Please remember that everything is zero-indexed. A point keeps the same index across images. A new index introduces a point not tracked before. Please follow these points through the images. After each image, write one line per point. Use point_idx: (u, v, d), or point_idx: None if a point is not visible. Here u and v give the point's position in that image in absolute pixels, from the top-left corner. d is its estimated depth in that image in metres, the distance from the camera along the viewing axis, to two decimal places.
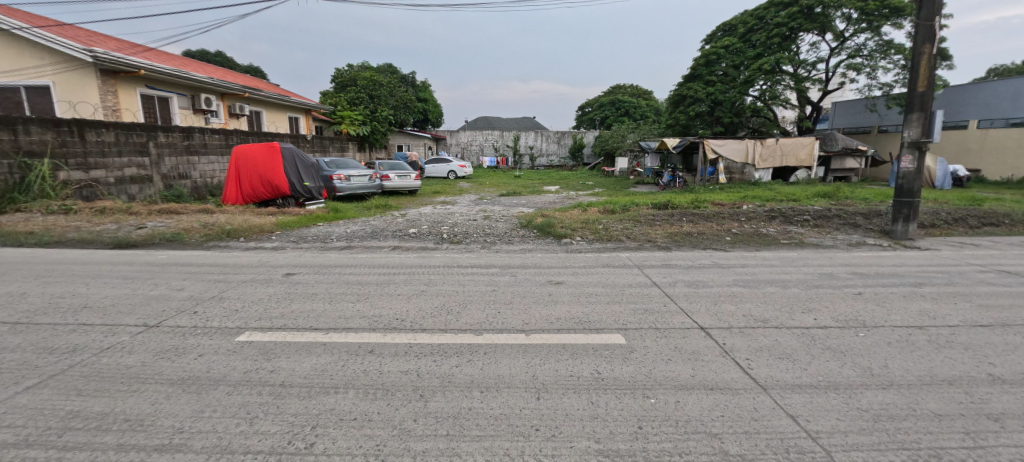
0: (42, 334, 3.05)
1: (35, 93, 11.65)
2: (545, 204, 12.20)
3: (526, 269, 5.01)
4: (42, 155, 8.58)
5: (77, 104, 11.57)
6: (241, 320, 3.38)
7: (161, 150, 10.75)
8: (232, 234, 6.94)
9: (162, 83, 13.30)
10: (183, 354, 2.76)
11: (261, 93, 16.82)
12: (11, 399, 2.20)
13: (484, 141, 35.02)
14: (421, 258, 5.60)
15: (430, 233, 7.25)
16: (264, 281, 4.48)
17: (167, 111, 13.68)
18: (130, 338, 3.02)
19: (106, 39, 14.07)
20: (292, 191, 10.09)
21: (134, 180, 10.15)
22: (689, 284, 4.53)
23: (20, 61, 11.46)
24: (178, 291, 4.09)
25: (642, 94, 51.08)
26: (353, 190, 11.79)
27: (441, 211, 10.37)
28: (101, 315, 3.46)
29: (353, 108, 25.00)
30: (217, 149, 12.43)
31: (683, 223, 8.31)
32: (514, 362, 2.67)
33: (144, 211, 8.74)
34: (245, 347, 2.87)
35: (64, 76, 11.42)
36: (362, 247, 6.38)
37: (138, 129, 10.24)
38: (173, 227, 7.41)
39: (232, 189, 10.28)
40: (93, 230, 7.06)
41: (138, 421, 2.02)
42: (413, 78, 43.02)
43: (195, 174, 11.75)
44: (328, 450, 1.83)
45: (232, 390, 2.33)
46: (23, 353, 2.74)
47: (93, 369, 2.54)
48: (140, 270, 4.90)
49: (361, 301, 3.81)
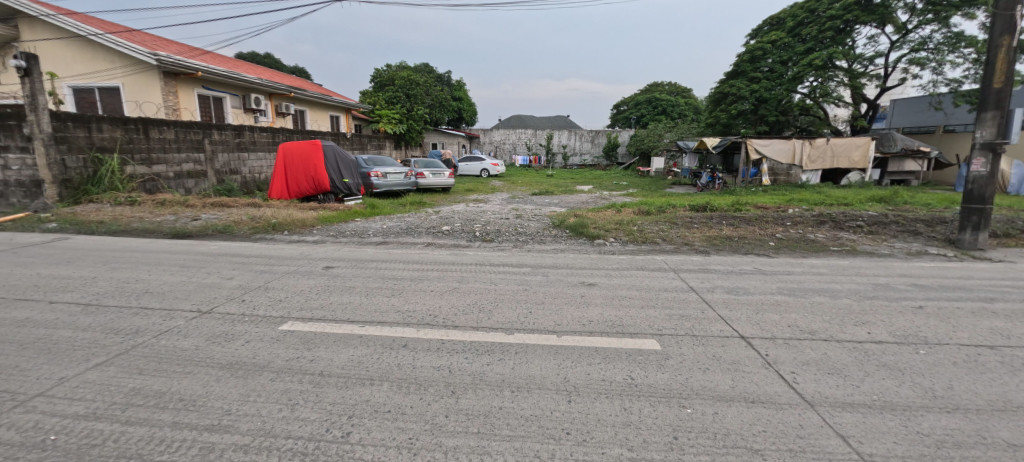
0: (111, 316, 3.32)
1: (107, 94, 12.69)
2: (577, 204, 12.03)
3: (558, 269, 4.96)
4: (112, 150, 9.31)
5: (142, 104, 12.54)
6: (285, 309, 3.54)
7: (214, 147, 11.48)
8: (277, 227, 7.29)
9: (217, 84, 14.19)
10: (233, 340, 2.93)
11: (305, 92, 17.59)
12: (82, 375, 2.41)
13: (518, 139, 35.08)
14: (454, 255, 5.66)
15: (464, 231, 7.32)
16: (305, 273, 4.68)
17: (221, 110, 14.57)
18: (185, 323, 3.22)
19: (169, 44, 15.16)
20: (332, 188, 10.52)
21: (190, 175, 10.90)
22: (729, 290, 4.34)
23: (94, 64, 12.50)
24: (228, 280, 4.34)
25: (681, 93, 49.68)
26: (390, 187, 12.04)
27: (474, 209, 10.43)
28: (161, 299, 3.73)
29: (391, 107, 25.74)
30: (264, 146, 13.17)
31: (723, 226, 7.99)
32: (546, 363, 2.65)
33: (199, 203, 9.35)
34: (288, 336, 3.00)
35: (131, 77, 12.39)
36: (397, 242, 6.56)
37: (195, 127, 10.96)
38: (224, 220, 7.86)
39: (278, 186, 10.82)
40: (154, 221, 7.59)
41: (190, 402, 2.16)
42: (449, 78, 43.61)
43: (245, 170, 12.52)
44: (364, 440, 1.90)
45: (275, 376, 2.44)
46: (94, 333, 2.99)
47: (153, 350, 2.74)
48: (194, 259, 5.26)
49: (395, 296, 3.91)
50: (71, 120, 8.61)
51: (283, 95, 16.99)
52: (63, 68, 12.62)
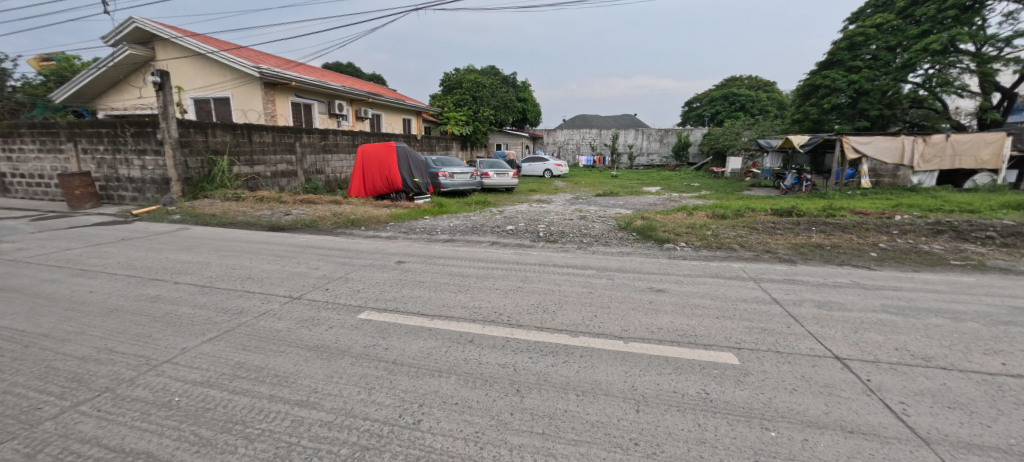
0: (221, 297, 3.82)
1: (221, 103, 14.59)
2: (644, 206, 11.57)
3: (624, 273, 4.81)
4: (223, 153, 10.68)
5: (247, 112, 14.24)
6: (362, 299, 3.81)
7: (304, 149, 12.70)
8: (355, 223, 7.88)
9: (307, 92, 15.68)
10: (318, 324, 3.22)
11: (382, 97, 18.80)
12: (200, 348, 2.80)
13: (581, 139, 34.58)
14: (518, 254, 5.72)
15: (527, 231, 7.37)
16: (380, 266, 5.00)
17: (310, 116, 16.08)
18: (279, 306, 3.60)
19: (269, 58, 17.04)
20: (404, 187, 11.14)
21: (283, 174, 12.16)
22: (820, 305, 3.90)
23: (211, 78, 14.42)
24: (314, 270, 4.78)
25: (763, 87, 45.63)
26: (456, 187, 12.44)
27: (537, 210, 10.45)
28: (260, 284, 4.21)
29: (458, 109, 26.66)
30: (345, 148, 14.32)
31: (812, 233, 7.20)
32: (612, 369, 2.58)
33: (290, 200, 10.40)
34: (365, 324, 3.23)
35: (239, 88, 14.12)
36: (463, 240, 6.78)
37: (289, 131, 12.21)
38: (310, 215, 8.67)
39: (356, 185, 11.70)
40: (255, 215, 8.59)
41: (283, 379, 2.41)
42: (514, 79, 44.19)
43: (328, 170, 13.70)
44: (433, 429, 1.98)
45: (355, 361, 2.64)
46: (209, 311, 3.45)
47: (254, 329, 3.10)
48: (286, 249, 5.86)
49: (461, 292, 4.03)
50: (193, 126, 10.01)
51: (362, 101, 18.33)
52: (188, 82, 14.73)
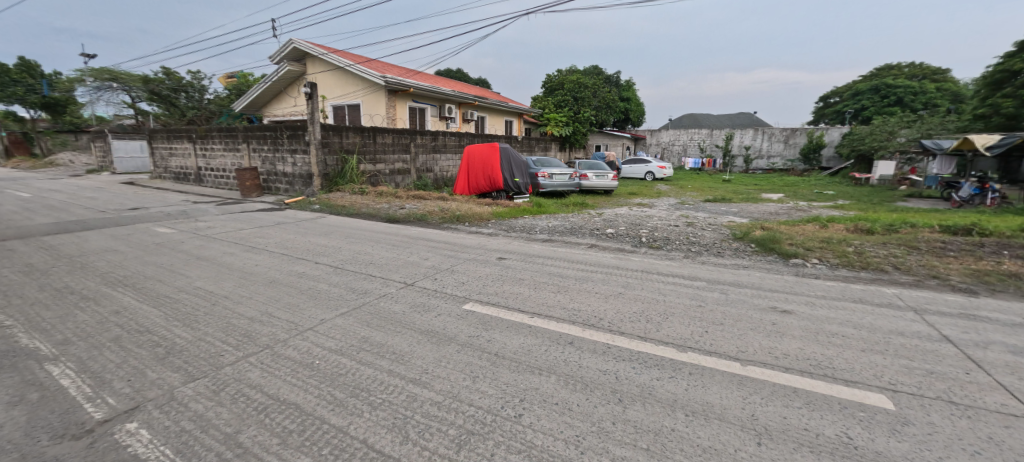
0: (350, 278, 4.38)
1: (352, 109, 16.75)
2: (764, 214, 10.30)
3: (741, 288, 4.34)
4: (353, 153, 12.23)
5: (373, 116, 16.10)
6: (467, 291, 4.05)
7: (417, 149, 13.94)
8: (460, 219, 8.40)
9: (422, 97, 17.16)
10: (429, 310, 3.50)
11: (487, 100, 19.73)
12: (335, 321, 3.26)
13: (689, 140, 32.15)
14: (619, 259, 5.54)
15: (628, 235, 7.09)
16: (482, 261, 5.26)
17: (423, 119, 17.59)
18: (396, 291, 4.01)
19: (392, 68, 19.04)
20: (504, 186, 11.55)
21: (399, 172, 13.50)
22: (1018, 351, 3.04)
23: (346, 88, 16.62)
24: (424, 260, 5.21)
25: (932, 76, 37.28)
26: (554, 187, 12.47)
27: (638, 214, 9.98)
28: (381, 270, 4.73)
29: (558, 110, 26.77)
30: (452, 149, 15.39)
31: (1004, 259, 5.67)
32: (726, 392, 2.34)
33: (404, 195, 11.50)
34: (469, 315, 3.42)
35: (368, 96, 16.03)
36: (561, 241, 6.79)
37: (406, 133, 13.50)
38: (421, 210, 9.49)
39: (461, 183, 12.49)
40: (376, 208, 9.69)
41: (400, 357, 2.68)
42: (617, 78, 42.87)
43: (437, 168, 14.85)
44: (534, 425, 2.01)
45: (460, 348, 2.81)
46: (341, 290, 3.99)
47: (376, 309, 3.49)
48: (401, 240, 6.49)
49: (561, 293, 4.04)
50: (331, 130, 11.64)
51: (469, 104, 19.44)
52: (329, 91, 17.18)
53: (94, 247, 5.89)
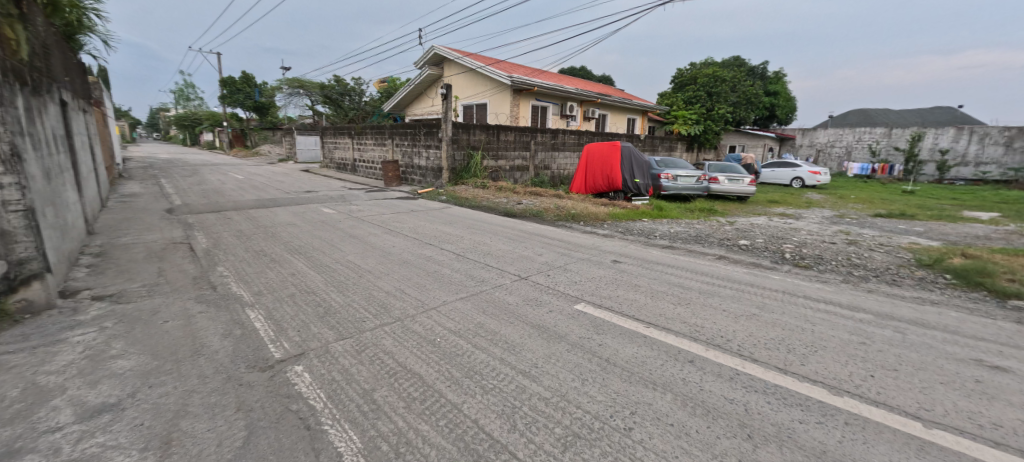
0: (470, 266, 4.71)
1: (480, 109, 17.93)
2: (967, 238, 7.99)
3: (927, 329, 3.45)
4: (478, 149, 13.09)
5: (498, 114, 17.00)
6: (580, 291, 4.01)
7: (537, 147, 14.30)
8: (575, 218, 8.37)
9: (544, 96, 17.50)
10: (541, 306, 3.56)
11: (610, 98, 19.19)
12: (455, 304, 3.54)
13: (855, 141, 26.67)
14: (754, 275, 4.89)
15: (767, 249, 6.21)
16: (596, 262, 5.15)
17: (545, 117, 17.96)
18: (511, 283, 4.17)
19: (519, 68, 19.80)
20: (623, 187, 11.14)
21: (518, 168, 14.03)
22: None
23: (476, 88, 17.83)
24: (538, 256, 5.33)
25: None
26: (678, 190, 11.54)
27: (781, 225, 8.65)
28: (498, 261, 4.98)
29: (688, 107, 24.68)
30: (571, 147, 15.42)
31: None
32: (899, 457, 1.88)
33: (521, 191, 11.92)
34: (581, 315, 3.39)
35: (495, 95, 16.96)
36: (684, 249, 6.27)
37: (527, 131, 13.93)
38: (537, 207, 9.73)
39: (578, 182, 12.44)
40: (495, 202, 10.24)
41: (512, 347, 2.78)
42: (763, 70, 37.69)
43: (554, 166, 15.05)
44: (645, 443, 1.89)
45: (571, 348, 2.79)
46: (462, 276, 4.31)
47: (492, 298, 3.69)
48: (517, 234, 6.74)
49: (682, 305, 3.72)
50: (461, 128, 12.62)
51: (591, 102, 19.16)
52: (461, 92, 18.65)
53: (281, 220, 7.43)
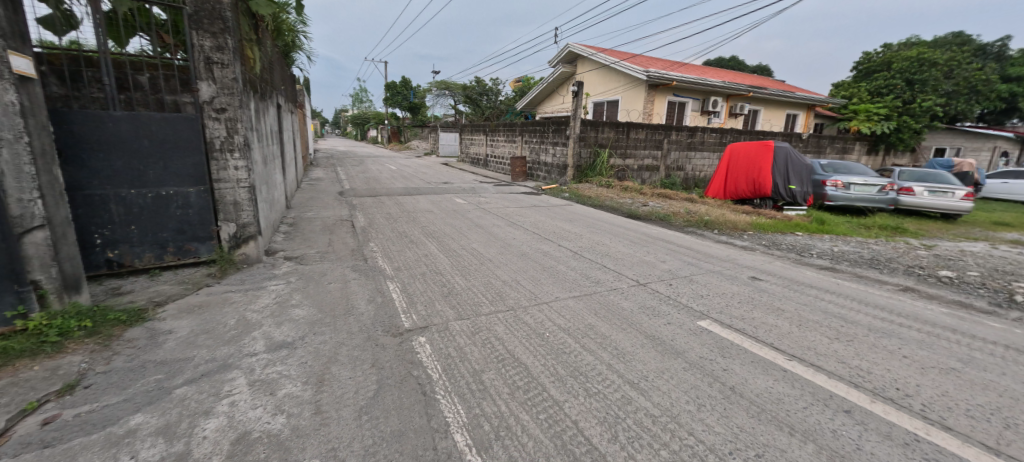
0: (586, 265, 4.64)
1: (611, 106, 17.43)
2: None
3: None
4: (605, 147, 12.75)
5: (630, 111, 16.27)
6: (706, 306, 3.59)
7: (670, 146, 13.29)
8: (708, 225, 7.54)
9: (684, 90, 16.13)
10: (658, 316, 3.31)
11: (765, 91, 16.69)
12: (567, 302, 3.52)
13: None
14: (960, 318, 3.74)
15: (986, 285, 4.68)
16: (730, 277, 4.56)
17: (682, 114, 16.58)
18: (627, 287, 3.97)
19: (657, 61, 18.63)
20: (773, 193, 9.65)
21: (647, 168, 13.27)
22: None
23: (607, 85, 17.32)
24: (661, 263, 4.96)
25: None
26: (850, 201, 9.35)
27: (1015, 256, 6.40)
28: (616, 263, 4.79)
29: (875, 100, 19.94)
30: (711, 146, 13.98)
31: None
32: None
33: (649, 192, 11.24)
34: (705, 333, 3.04)
35: (628, 92, 16.25)
36: (852, 272, 5.13)
37: (661, 129, 13.05)
38: (665, 210, 9.06)
39: (716, 185, 11.20)
40: (619, 202, 9.88)
41: (621, 354, 2.65)
42: (1004, 48, 28.25)
43: (688, 167, 13.83)
44: None
45: (688, 367, 2.53)
46: (576, 275, 4.27)
47: (605, 301, 3.57)
48: (639, 237, 6.38)
49: (843, 341, 3.04)
50: (589, 125, 12.44)
51: (740, 96, 16.96)
52: (592, 89, 18.34)
53: (421, 207, 8.41)
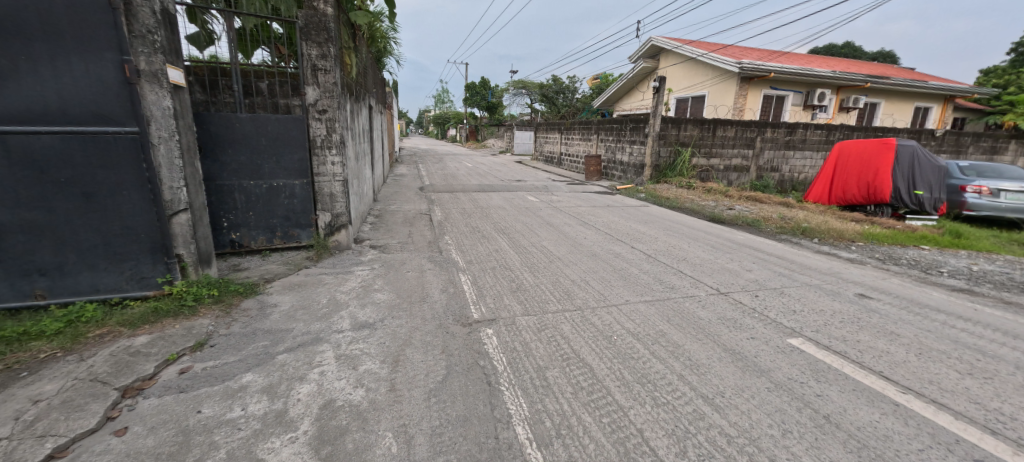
0: (659, 269, 4.41)
1: (696, 101, 16.31)
2: None
3: None
4: (688, 145, 11.96)
5: (718, 107, 15.07)
6: (799, 323, 3.22)
7: (764, 144, 12.09)
8: (807, 232, 6.73)
9: (783, 83, 14.54)
10: (740, 329, 3.04)
11: (889, 80, 14.41)
12: (636, 306, 3.38)
13: None
14: None
15: None
16: (830, 292, 4.04)
17: (780, 108, 14.98)
18: (705, 296, 3.70)
19: (752, 51, 17.01)
20: (893, 199, 8.35)
21: (735, 169, 12.22)
22: None
23: (693, 79, 16.19)
24: (746, 271, 4.55)
25: None
26: (998, 210, 7.74)
27: None
28: (694, 269, 4.49)
29: None
30: (814, 145, 12.47)
31: None
32: None
33: (736, 195, 10.35)
34: (796, 352, 2.73)
35: (716, 86, 15.06)
36: (997, 296, 4.25)
37: (753, 126, 11.93)
38: (754, 214, 8.27)
39: (819, 188, 9.96)
40: (700, 204, 9.23)
41: (695, 366, 2.48)
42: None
43: (785, 168, 12.48)
44: None
45: (774, 388, 2.29)
46: (649, 279, 4.08)
47: (679, 308, 3.36)
48: (722, 242, 5.91)
49: (979, 378, 2.53)
50: (671, 122, 11.74)
51: (855, 87, 14.85)
52: (676, 84, 17.27)
53: (494, 203, 8.64)
